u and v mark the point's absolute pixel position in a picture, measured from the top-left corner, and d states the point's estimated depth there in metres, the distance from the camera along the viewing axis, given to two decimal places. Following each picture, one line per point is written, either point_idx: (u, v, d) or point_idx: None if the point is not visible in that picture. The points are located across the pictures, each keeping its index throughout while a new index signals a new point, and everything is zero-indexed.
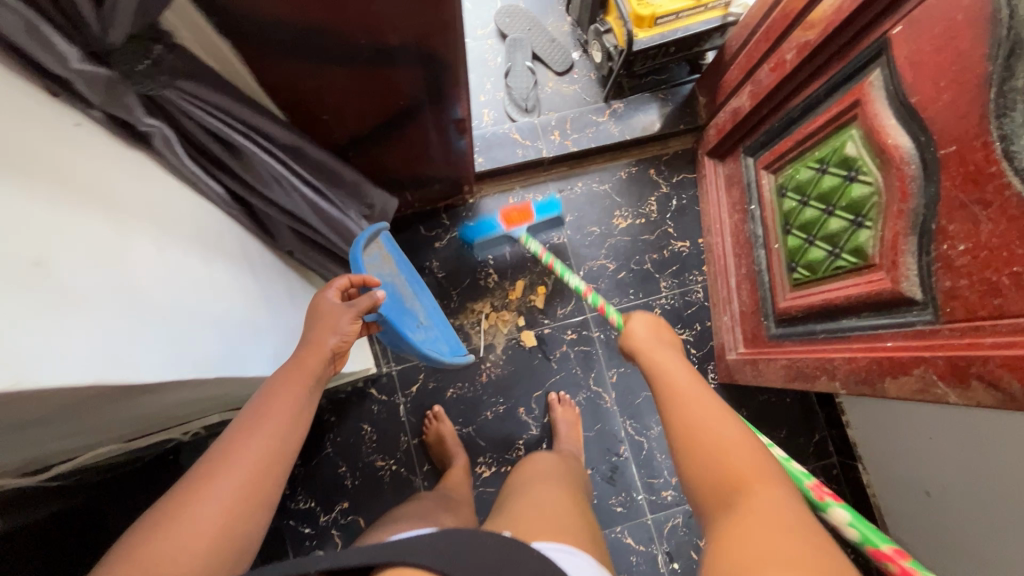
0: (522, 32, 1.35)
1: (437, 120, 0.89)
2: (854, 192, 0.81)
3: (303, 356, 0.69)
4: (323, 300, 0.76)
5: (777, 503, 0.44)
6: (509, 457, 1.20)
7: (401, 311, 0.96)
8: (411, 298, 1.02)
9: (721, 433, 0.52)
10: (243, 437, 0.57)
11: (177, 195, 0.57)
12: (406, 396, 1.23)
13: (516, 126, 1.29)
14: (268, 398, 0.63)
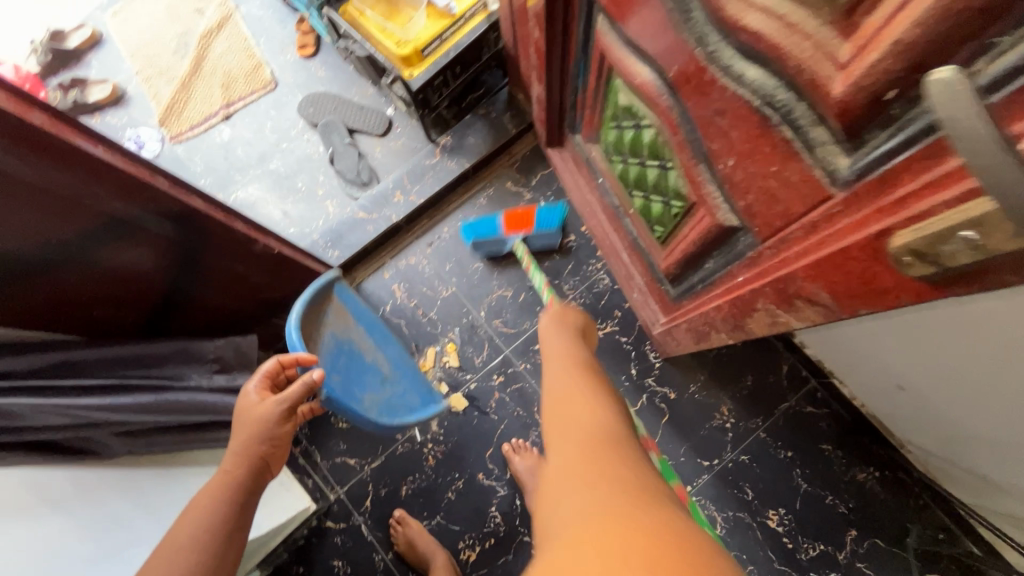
0: (330, 114, 1.33)
1: (228, 254, 0.85)
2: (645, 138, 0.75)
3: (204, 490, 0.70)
4: (245, 397, 0.75)
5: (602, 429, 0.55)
6: (489, 530, 1.12)
7: (358, 371, 0.98)
8: (372, 351, 1.03)
9: (581, 407, 0.60)
10: None
11: None
12: (364, 513, 1.15)
13: (359, 205, 1.26)
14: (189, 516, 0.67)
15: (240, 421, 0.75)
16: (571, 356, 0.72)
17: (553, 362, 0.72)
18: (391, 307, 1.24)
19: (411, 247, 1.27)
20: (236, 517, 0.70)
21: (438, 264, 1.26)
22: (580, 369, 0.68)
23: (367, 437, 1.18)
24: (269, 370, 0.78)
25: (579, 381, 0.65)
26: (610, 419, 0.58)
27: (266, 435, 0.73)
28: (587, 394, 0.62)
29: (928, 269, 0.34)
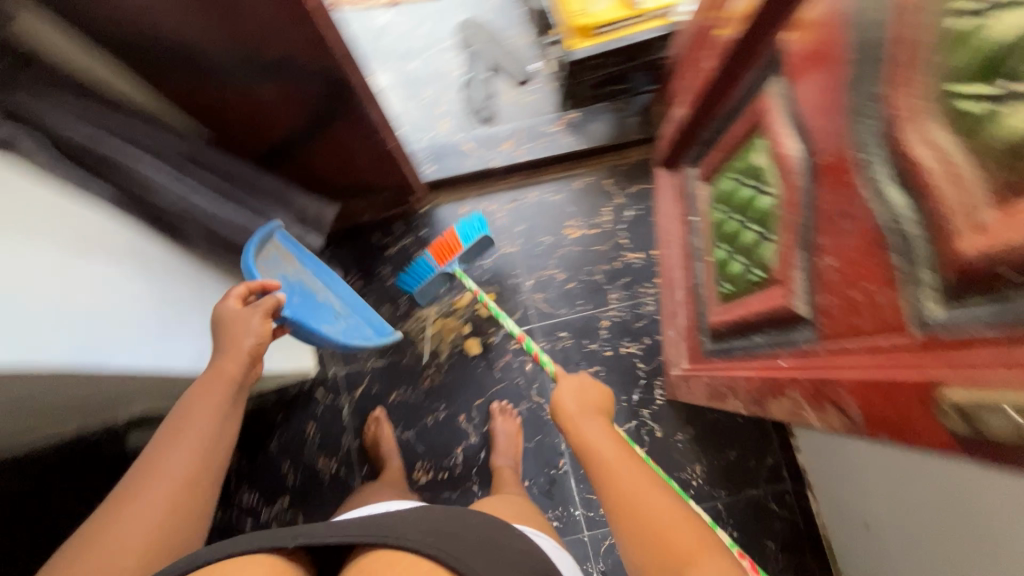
0: (482, 46, 1.38)
1: (354, 128, 0.92)
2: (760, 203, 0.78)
3: (221, 363, 0.75)
4: (220, 308, 0.76)
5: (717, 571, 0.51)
6: (446, 466, 1.21)
7: (312, 308, 0.92)
8: (322, 292, 0.98)
9: (674, 543, 0.55)
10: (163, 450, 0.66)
11: (59, 198, 0.64)
12: (351, 398, 1.25)
13: (469, 137, 1.32)
14: (194, 405, 0.71)
15: (221, 324, 0.77)
16: (625, 467, 0.66)
17: (604, 474, 0.67)
18: None
19: (495, 196, 1.33)
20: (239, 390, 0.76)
21: (512, 222, 1.31)
22: (639, 485, 0.63)
23: (382, 337, 1.27)
24: (238, 294, 0.78)
25: (650, 503, 0.60)
26: (711, 554, 0.53)
27: (251, 335, 0.77)
28: (670, 523, 0.57)
29: (964, 425, 0.39)
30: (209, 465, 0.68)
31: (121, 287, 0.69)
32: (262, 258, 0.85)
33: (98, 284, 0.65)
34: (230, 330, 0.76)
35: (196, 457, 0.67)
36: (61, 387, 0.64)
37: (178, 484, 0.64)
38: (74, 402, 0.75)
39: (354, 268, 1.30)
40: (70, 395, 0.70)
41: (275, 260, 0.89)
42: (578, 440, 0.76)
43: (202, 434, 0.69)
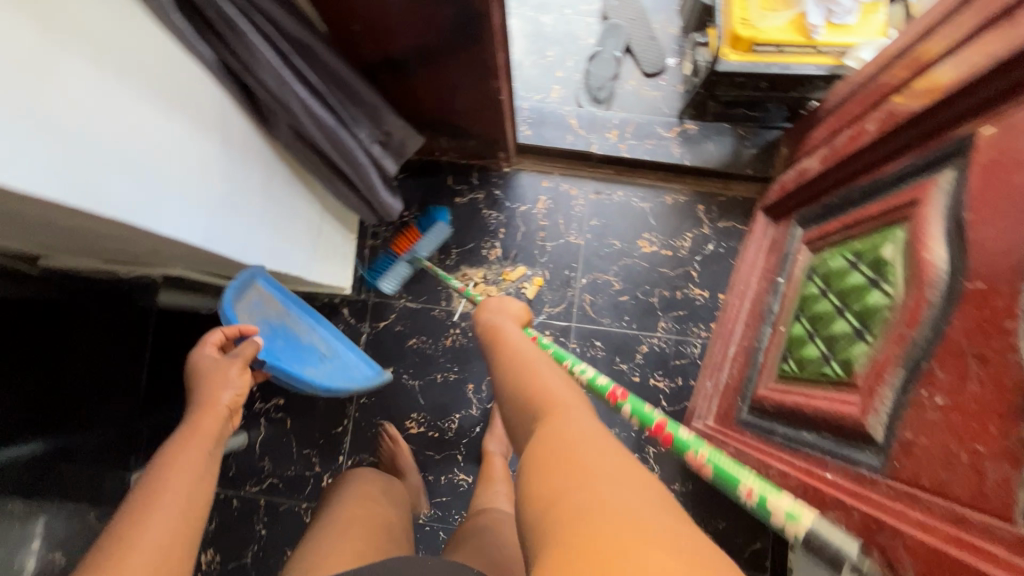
0: (624, 20, 1.27)
1: (471, 67, 0.86)
2: (870, 298, 0.70)
3: (197, 420, 0.70)
4: (201, 358, 0.79)
5: (576, 421, 0.47)
6: (440, 427, 1.20)
7: (291, 352, 0.99)
8: (306, 333, 1.04)
9: (575, 462, 0.42)
10: (140, 515, 0.54)
11: (159, 49, 0.59)
12: (372, 328, 1.24)
13: (577, 113, 1.24)
14: (160, 468, 0.61)
15: (198, 380, 0.77)
16: (546, 388, 0.54)
17: (523, 393, 0.55)
18: (524, 210, 1.25)
19: (580, 182, 1.25)
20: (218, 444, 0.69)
21: (588, 214, 1.24)
22: (553, 409, 0.51)
23: (422, 281, 1.24)
24: (216, 342, 0.82)
25: (562, 425, 0.47)
26: (629, 473, 0.40)
27: (229, 387, 0.76)
28: (579, 442, 0.44)
29: None
30: (191, 515, 0.57)
31: (195, 159, 0.66)
32: (245, 302, 0.90)
33: (174, 149, 0.62)
34: (211, 380, 0.75)
35: (172, 511, 0.56)
36: (113, 232, 0.63)
37: (165, 539, 0.53)
38: (119, 246, 0.75)
39: (417, 203, 1.26)
40: (115, 241, 0.69)
41: (256, 304, 0.93)
42: (501, 359, 0.64)
43: (179, 481, 0.59)
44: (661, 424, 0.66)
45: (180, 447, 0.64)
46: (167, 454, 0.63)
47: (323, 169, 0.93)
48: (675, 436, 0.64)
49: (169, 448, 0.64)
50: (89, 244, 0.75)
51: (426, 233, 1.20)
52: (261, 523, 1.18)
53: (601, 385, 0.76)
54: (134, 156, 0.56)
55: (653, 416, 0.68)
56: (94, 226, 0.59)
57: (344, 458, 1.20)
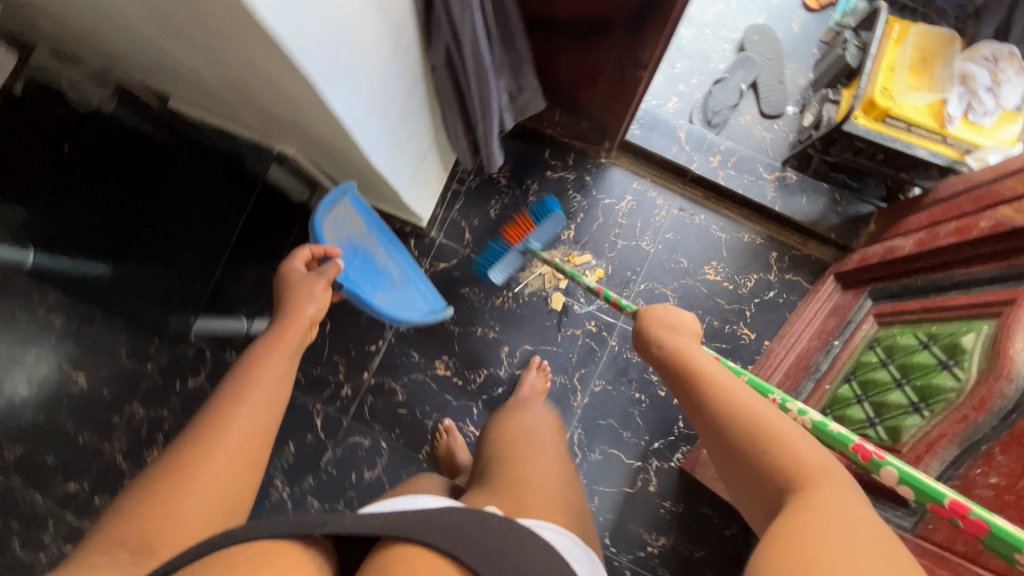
0: (759, 56, 1.29)
1: (626, 51, 0.89)
2: (937, 378, 0.72)
3: (286, 323, 0.77)
4: (292, 270, 0.84)
5: (829, 495, 0.45)
6: (465, 376, 1.23)
7: (366, 275, 1.05)
8: (382, 258, 1.12)
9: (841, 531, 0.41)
10: (233, 404, 0.61)
11: None
12: (431, 265, 1.28)
13: (688, 128, 1.26)
14: (254, 365, 0.67)
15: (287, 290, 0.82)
16: (783, 448, 0.52)
17: (763, 442, 0.53)
18: (607, 203, 1.28)
19: (669, 195, 1.28)
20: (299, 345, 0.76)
21: (666, 227, 1.26)
22: (804, 473, 0.49)
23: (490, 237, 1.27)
24: (304, 258, 0.86)
25: (821, 495, 0.46)
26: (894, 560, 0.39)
27: (315, 300, 0.81)
28: (837, 512, 0.43)
29: None
30: (274, 411, 0.63)
31: (371, 47, 0.68)
32: (333, 217, 0.97)
33: (362, 32, 0.65)
34: (299, 290, 0.81)
35: (258, 408, 0.62)
36: (279, 88, 0.67)
37: (252, 430, 0.60)
38: (264, 109, 0.79)
39: (510, 163, 1.29)
40: (269, 100, 0.73)
41: (342, 220, 1.01)
42: (705, 390, 0.61)
43: (266, 377, 0.66)
44: (961, 506, 0.53)
45: (269, 351, 0.70)
46: (257, 349, 0.71)
47: (453, 100, 0.96)
48: (990, 523, 0.51)
49: (257, 349, 0.71)
50: (239, 99, 0.80)
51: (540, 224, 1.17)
52: None
53: (839, 436, 0.61)
54: (333, 26, 0.59)
55: (946, 492, 0.54)
56: (275, 76, 0.63)
57: (369, 375, 1.24)
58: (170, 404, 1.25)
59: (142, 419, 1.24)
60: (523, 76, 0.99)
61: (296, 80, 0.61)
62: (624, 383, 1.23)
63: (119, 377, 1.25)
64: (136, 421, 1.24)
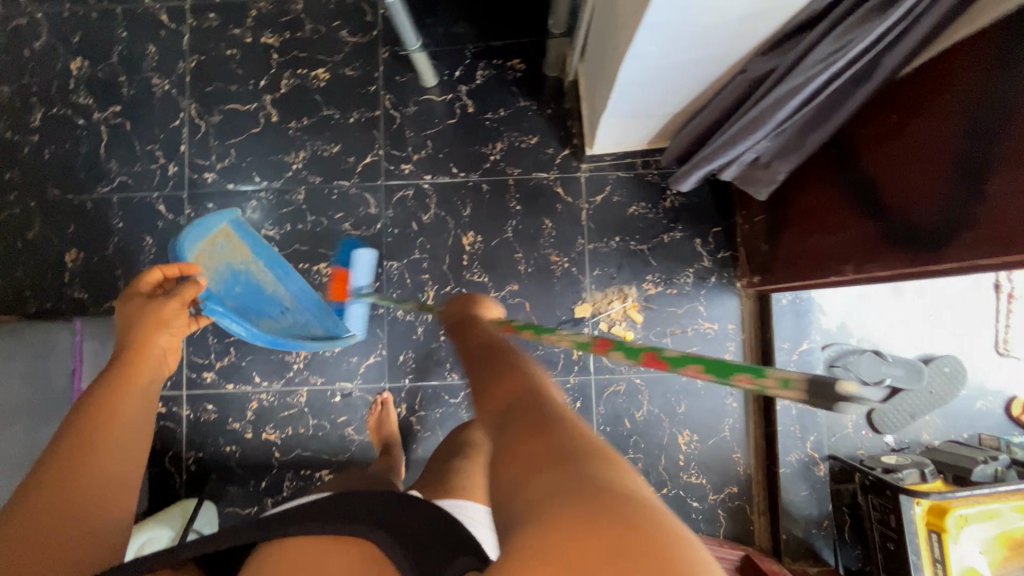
0: (928, 382, 1.17)
1: (859, 243, 0.82)
2: None
3: (141, 351, 0.79)
4: (137, 299, 0.88)
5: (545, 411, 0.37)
6: (470, 265, 1.24)
7: (256, 300, 1.16)
8: (273, 285, 1.17)
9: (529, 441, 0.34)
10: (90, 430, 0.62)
11: None
12: (553, 179, 1.25)
13: (813, 348, 1.18)
14: (114, 391, 0.69)
15: (144, 312, 0.85)
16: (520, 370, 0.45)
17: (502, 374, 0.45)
18: (698, 309, 1.22)
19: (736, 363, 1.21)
20: (152, 366, 0.79)
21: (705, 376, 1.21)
22: (528, 386, 0.41)
23: (606, 223, 1.24)
24: (155, 279, 0.90)
25: (542, 402, 0.39)
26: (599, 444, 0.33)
27: (166, 329, 0.85)
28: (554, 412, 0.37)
29: None
30: (142, 438, 0.67)
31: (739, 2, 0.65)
32: (211, 242, 1.12)
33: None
34: (152, 316, 0.84)
35: (120, 452, 0.63)
36: None
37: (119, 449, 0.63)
38: None
39: (687, 200, 1.24)
40: None
41: (225, 247, 1.14)
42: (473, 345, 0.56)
43: (133, 401, 0.70)
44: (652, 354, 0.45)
45: (120, 392, 0.69)
46: (107, 377, 0.74)
47: (719, 111, 0.91)
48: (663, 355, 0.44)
49: (102, 394, 0.68)
50: None
51: (349, 268, 1.20)
52: (358, 116, 1.27)
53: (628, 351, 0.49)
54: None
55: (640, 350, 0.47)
56: None
57: (427, 180, 1.26)
58: (315, 25, 1.29)
59: (291, 10, 1.30)
60: (780, 162, 0.93)
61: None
62: None
63: None
64: (287, 8, 1.30)
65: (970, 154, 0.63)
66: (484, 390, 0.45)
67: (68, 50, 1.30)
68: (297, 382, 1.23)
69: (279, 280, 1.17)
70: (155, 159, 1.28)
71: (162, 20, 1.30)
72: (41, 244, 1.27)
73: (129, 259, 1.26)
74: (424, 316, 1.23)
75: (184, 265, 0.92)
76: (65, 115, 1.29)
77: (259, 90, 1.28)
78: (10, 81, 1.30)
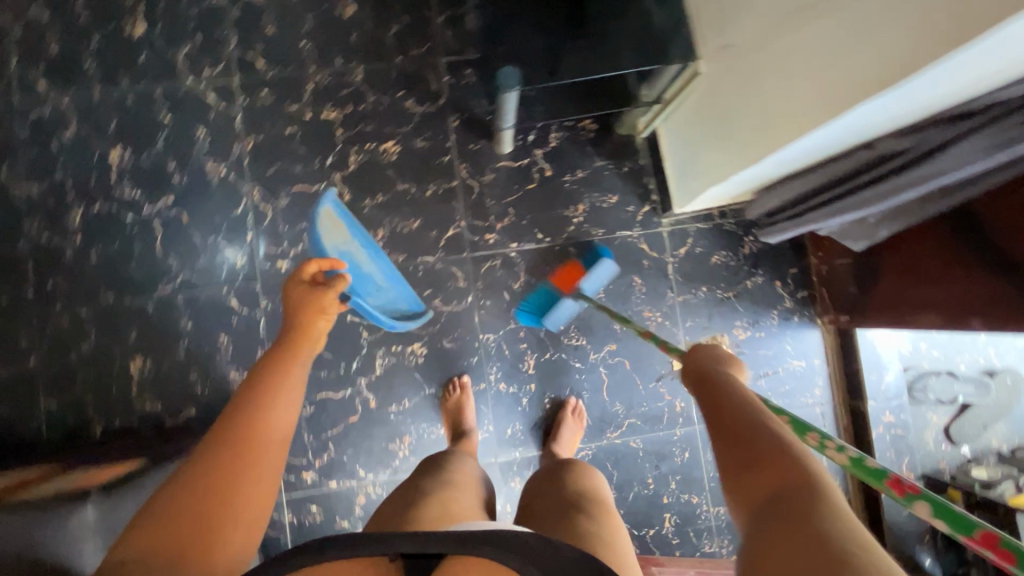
0: None
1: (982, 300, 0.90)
2: None
3: (297, 338, 0.83)
4: (291, 287, 0.93)
5: (794, 485, 0.42)
6: (567, 328, 1.25)
7: (354, 279, 1.12)
8: (365, 262, 1.15)
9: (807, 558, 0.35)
10: (235, 411, 0.68)
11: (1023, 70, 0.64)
12: (637, 235, 1.27)
13: (894, 376, 1.28)
14: (268, 377, 0.74)
15: (295, 311, 0.88)
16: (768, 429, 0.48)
17: (735, 430, 0.49)
18: (785, 349, 1.29)
19: (826, 394, 1.29)
20: (294, 339, 0.83)
21: (799, 411, 1.28)
22: (774, 445, 0.46)
23: (692, 275, 1.28)
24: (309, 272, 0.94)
25: (790, 469, 0.43)
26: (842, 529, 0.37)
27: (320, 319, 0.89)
28: (814, 507, 0.39)
29: None
30: (286, 405, 0.72)
31: (925, 98, 0.68)
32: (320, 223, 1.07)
33: (942, 91, 0.65)
34: (308, 313, 0.88)
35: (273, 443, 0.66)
36: (832, 52, 0.68)
37: (253, 411, 0.68)
38: (775, 31, 0.79)
39: (765, 245, 1.29)
40: (801, 42, 0.74)
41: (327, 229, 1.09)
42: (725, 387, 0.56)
43: (284, 388, 0.73)
44: (899, 480, 0.49)
45: (283, 373, 0.75)
46: (271, 358, 0.78)
47: (834, 178, 0.96)
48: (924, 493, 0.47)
49: (249, 406, 0.68)
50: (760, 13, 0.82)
51: (587, 270, 1.20)
52: (435, 188, 1.24)
53: (869, 467, 0.52)
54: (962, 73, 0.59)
55: (885, 474, 0.50)
56: (856, 45, 0.65)
57: (515, 248, 1.25)
58: (379, 96, 1.24)
59: (351, 82, 1.24)
60: (888, 224, 0.99)
61: (888, 63, 0.61)
62: (651, 463, 1.24)
63: (372, 39, 1.25)
64: (346, 79, 1.24)
65: None
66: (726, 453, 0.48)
67: (104, 139, 1.19)
68: (404, 470, 1.19)
69: (371, 259, 1.16)
70: (220, 252, 1.20)
71: (208, 101, 1.21)
72: (98, 357, 1.15)
73: (204, 362, 1.17)
74: (528, 386, 1.23)
75: (335, 262, 0.95)
76: (109, 211, 1.18)
77: (325, 168, 1.22)
78: (38, 178, 1.17)
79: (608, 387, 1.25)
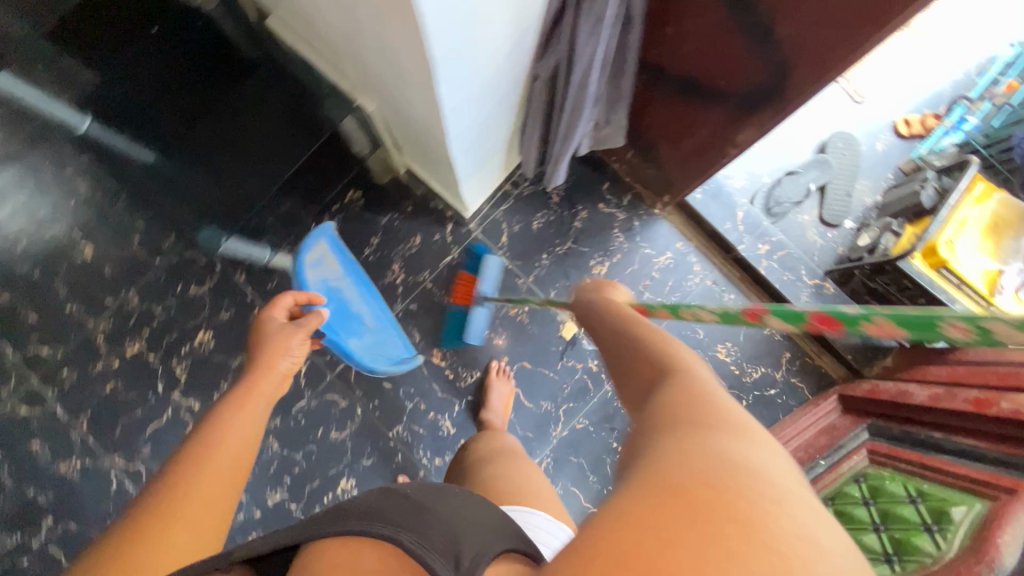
0: (836, 163, 1.31)
1: (721, 127, 0.90)
2: (902, 510, 0.81)
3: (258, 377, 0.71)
4: (268, 319, 0.82)
5: (686, 388, 0.39)
6: (457, 373, 1.24)
7: (343, 317, 1.12)
8: (358, 302, 1.16)
9: (689, 441, 0.32)
10: (191, 457, 0.56)
11: None
12: (458, 254, 1.28)
13: (747, 210, 1.27)
14: (222, 417, 0.62)
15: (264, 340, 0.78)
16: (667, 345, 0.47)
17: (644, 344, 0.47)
18: (646, 253, 1.28)
19: (707, 266, 1.28)
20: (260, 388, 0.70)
21: (695, 294, 1.26)
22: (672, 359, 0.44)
23: (526, 252, 1.28)
24: (284, 306, 0.85)
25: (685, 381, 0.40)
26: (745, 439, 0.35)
27: (288, 355, 0.77)
28: (709, 405, 0.36)
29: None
30: (246, 448, 0.60)
31: (500, 41, 0.69)
32: (309, 257, 1.08)
33: (498, 31, 0.65)
34: (280, 341, 0.77)
35: (220, 471, 0.55)
36: (395, 58, 0.68)
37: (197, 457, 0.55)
38: (366, 58, 0.79)
39: (567, 184, 1.30)
40: (381, 58, 0.74)
41: (320, 262, 1.10)
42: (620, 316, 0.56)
43: (239, 430, 0.61)
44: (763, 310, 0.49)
45: (236, 410, 0.63)
46: (229, 400, 0.65)
47: (539, 115, 0.96)
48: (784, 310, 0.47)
49: (185, 473, 0.53)
50: (350, 49, 0.82)
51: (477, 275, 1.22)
52: None
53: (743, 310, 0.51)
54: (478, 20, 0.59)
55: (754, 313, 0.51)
56: (397, 47, 0.65)
57: None
58: (164, 304, 1.24)
59: (132, 310, 1.23)
60: (615, 112, 1.00)
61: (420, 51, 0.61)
62: (606, 430, 1.23)
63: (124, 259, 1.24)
64: (127, 309, 1.23)
65: (748, 18, 0.71)
66: (626, 366, 0.47)
67: None
68: None
69: (365, 300, 1.17)
70: None
71: (24, 414, 1.19)
72: None
73: None
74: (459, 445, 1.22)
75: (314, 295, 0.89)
76: None
77: (162, 396, 1.22)
78: None
79: (526, 395, 1.24)
